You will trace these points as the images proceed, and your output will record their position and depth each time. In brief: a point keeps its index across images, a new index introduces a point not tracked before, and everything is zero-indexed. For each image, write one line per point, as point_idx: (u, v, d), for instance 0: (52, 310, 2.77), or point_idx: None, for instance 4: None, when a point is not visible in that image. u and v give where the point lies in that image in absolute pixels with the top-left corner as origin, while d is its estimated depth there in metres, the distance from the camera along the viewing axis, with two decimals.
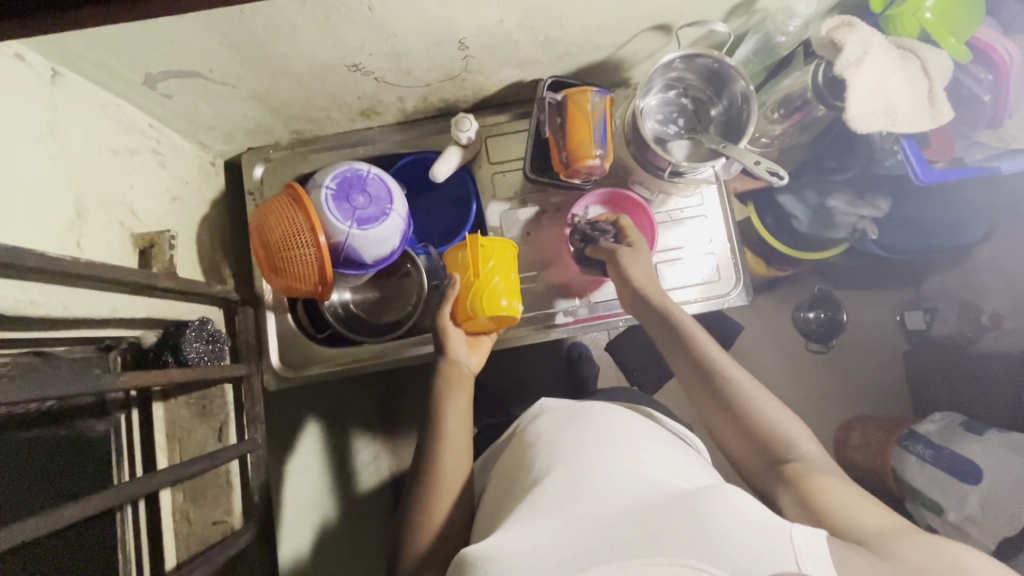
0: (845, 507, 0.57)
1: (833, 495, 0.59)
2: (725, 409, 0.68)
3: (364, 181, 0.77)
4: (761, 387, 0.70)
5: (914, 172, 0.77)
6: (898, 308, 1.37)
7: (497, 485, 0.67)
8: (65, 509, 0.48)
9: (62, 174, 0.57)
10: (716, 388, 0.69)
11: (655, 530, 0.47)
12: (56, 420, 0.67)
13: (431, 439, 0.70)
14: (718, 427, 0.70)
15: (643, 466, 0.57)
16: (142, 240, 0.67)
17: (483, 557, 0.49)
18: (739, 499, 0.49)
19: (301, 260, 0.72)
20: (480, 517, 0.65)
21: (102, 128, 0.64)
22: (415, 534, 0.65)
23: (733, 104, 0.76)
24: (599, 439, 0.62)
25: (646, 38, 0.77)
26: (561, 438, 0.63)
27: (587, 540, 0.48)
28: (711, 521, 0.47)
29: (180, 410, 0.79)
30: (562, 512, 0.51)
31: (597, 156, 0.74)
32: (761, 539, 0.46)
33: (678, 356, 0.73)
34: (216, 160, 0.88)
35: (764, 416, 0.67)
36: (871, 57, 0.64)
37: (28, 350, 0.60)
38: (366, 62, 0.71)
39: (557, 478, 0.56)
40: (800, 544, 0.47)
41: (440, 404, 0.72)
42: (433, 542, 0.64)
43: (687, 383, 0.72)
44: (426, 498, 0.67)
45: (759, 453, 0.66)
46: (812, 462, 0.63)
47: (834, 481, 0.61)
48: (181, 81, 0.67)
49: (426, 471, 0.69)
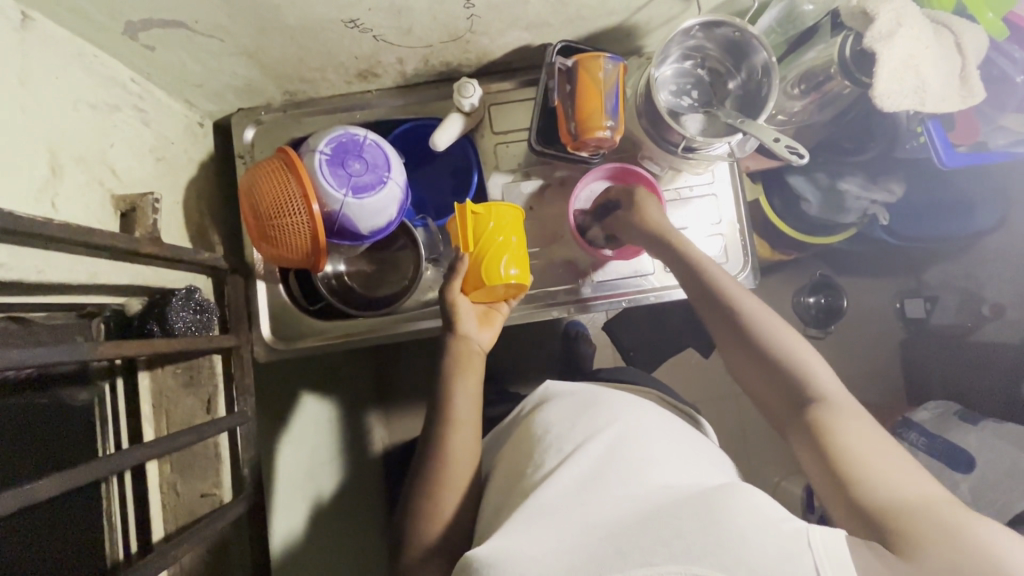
0: (867, 456, 0.54)
1: (856, 442, 0.55)
2: (752, 351, 0.67)
3: (360, 147, 0.73)
4: (790, 331, 0.67)
5: (938, 156, 0.75)
6: (898, 296, 1.36)
7: (506, 472, 0.66)
8: (46, 483, 0.45)
9: (34, 128, 0.53)
10: (742, 332, 0.68)
11: (669, 534, 0.46)
12: (35, 388, 0.64)
13: (439, 418, 0.69)
14: (744, 373, 0.69)
15: (656, 467, 0.56)
16: (124, 203, 0.63)
17: (488, 562, 0.48)
18: (754, 502, 0.49)
19: (294, 229, 0.69)
20: (487, 509, 0.64)
21: (78, 80, 0.60)
22: (423, 517, 0.64)
23: (752, 77, 0.72)
24: (610, 435, 0.60)
25: (663, 2, 0.72)
26: (570, 432, 0.62)
27: (598, 544, 0.47)
28: (727, 522, 0.46)
29: (167, 380, 0.76)
30: (572, 516, 0.51)
31: (608, 128, 0.70)
32: (783, 549, 0.44)
33: (703, 300, 0.72)
34: (204, 121, 0.84)
35: (796, 362, 0.64)
36: (904, 30, 0.60)
37: (4, 316, 0.57)
38: (364, 18, 0.66)
39: (567, 475, 0.55)
40: (818, 540, 0.45)
41: (450, 384, 0.70)
42: (443, 525, 0.63)
43: (715, 327, 0.71)
44: (435, 482, 0.65)
45: (788, 399, 0.64)
46: (842, 405, 0.60)
47: (862, 427, 0.57)
48: (164, 32, 0.62)
49: (432, 453, 0.67)
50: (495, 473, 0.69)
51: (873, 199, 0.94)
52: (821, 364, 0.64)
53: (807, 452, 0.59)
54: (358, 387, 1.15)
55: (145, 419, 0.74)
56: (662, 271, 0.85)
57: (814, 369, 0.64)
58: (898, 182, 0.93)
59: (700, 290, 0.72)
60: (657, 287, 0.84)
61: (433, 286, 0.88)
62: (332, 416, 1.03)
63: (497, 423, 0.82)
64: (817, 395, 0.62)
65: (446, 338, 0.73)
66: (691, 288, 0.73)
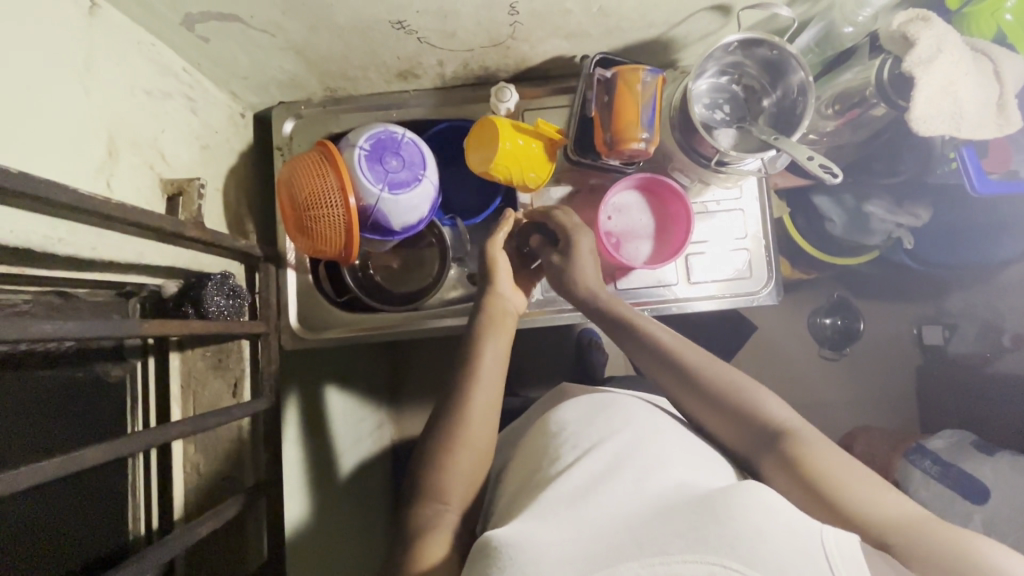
0: (848, 480, 0.56)
1: (833, 467, 0.57)
2: (702, 394, 0.67)
3: (398, 145, 0.75)
4: (728, 364, 0.69)
5: (971, 182, 0.76)
6: (916, 321, 1.35)
7: (521, 467, 0.67)
8: (88, 451, 0.47)
9: (94, 111, 0.55)
10: (691, 381, 0.68)
11: (685, 528, 0.46)
12: (72, 362, 0.67)
13: (465, 378, 0.70)
14: (697, 413, 0.68)
15: (670, 464, 0.57)
16: (171, 186, 0.65)
17: (506, 544, 0.49)
18: (767, 498, 0.49)
19: (328, 220, 0.71)
20: (501, 500, 0.65)
21: (136, 68, 0.62)
22: (437, 477, 0.65)
23: (787, 95, 0.73)
24: (630, 435, 0.62)
25: (703, 18, 0.73)
26: (586, 431, 0.63)
27: (617, 537, 0.48)
28: (742, 521, 0.46)
29: (196, 361, 0.78)
30: (587, 507, 0.52)
31: (644, 139, 0.72)
32: (797, 544, 0.45)
33: (650, 355, 0.71)
34: (247, 113, 0.86)
35: (743, 398, 0.65)
36: (944, 56, 0.61)
37: (50, 290, 0.59)
38: (411, 20, 0.68)
39: (584, 470, 0.56)
40: (831, 545, 0.45)
41: (479, 346, 0.72)
42: (457, 486, 0.64)
43: (662, 377, 0.71)
44: (453, 444, 0.66)
45: (743, 431, 0.64)
46: (799, 431, 0.61)
47: (828, 451, 0.59)
48: (220, 25, 0.65)
49: (451, 415, 0.68)
50: (510, 466, 0.70)
51: (899, 223, 0.93)
52: (763, 390, 0.66)
53: (784, 484, 0.59)
54: (374, 382, 1.17)
55: (174, 399, 0.76)
56: (686, 283, 0.85)
57: (764, 400, 0.65)
58: (924, 208, 0.93)
59: (646, 345, 0.72)
60: (681, 298, 0.85)
61: (457, 285, 0.91)
62: (348, 409, 1.04)
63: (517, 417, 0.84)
64: (774, 425, 0.62)
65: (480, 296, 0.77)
66: (636, 344, 0.72)
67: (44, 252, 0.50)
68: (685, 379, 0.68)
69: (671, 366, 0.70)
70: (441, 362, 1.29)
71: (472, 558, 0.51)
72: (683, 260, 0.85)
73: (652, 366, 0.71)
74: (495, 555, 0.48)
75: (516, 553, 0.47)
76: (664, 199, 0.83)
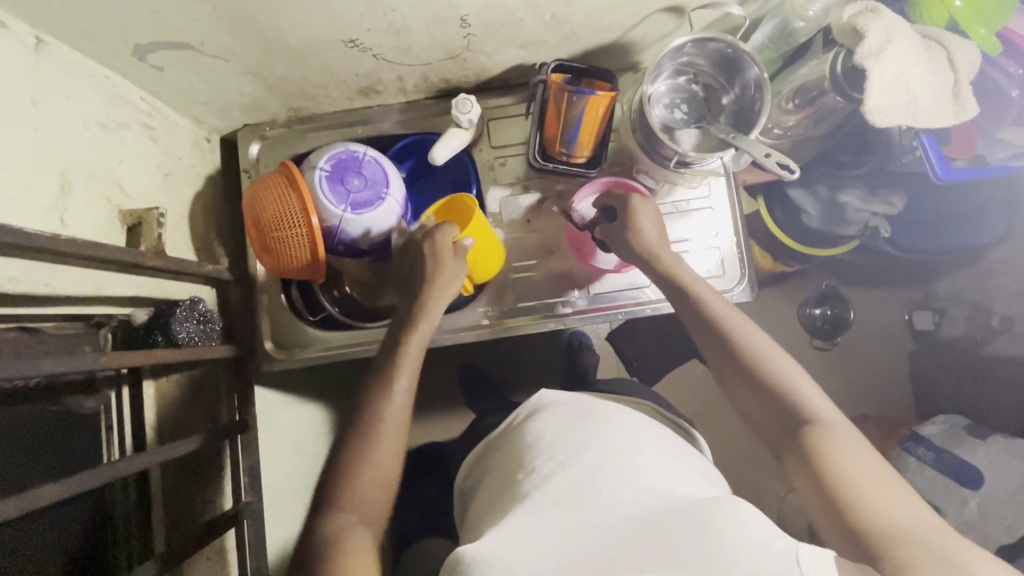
0: (862, 483, 0.54)
1: (853, 466, 0.55)
2: (741, 369, 0.66)
3: (359, 164, 0.75)
4: (769, 338, 0.67)
5: (933, 170, 0.74)
6: (906, 307, 1.34)
7: (495, 480, 0.65)
8: (42, 491, 0.47)
9: (45, 147, 0.55)
10: (734, 354, 0.66)
11: (663, 543, 0.46)
12: (45, 398, 0.67)
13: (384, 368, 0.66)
14: (733, 390, 0.67)
15: (646, 471, 0.56)
16: (131, 217, 0.66)
17: (479, 559, 0.48)
18: (749, 516, 0.48)
19: (292, 242, 0.71)
20: (473, 516, 0.64)
21: (88, 101, 0.62)
22: (353, 466, 0.61)
23: (745, 92, 0.73)
24: (604, 443, 0.59)
25: (657, 20, 0.73)
26: (564, 441, 0.60)
27: (592, 551, 0.47)
28: (717, 539, 0.45)
29: (170, 388, 0.78)
30: (568, 518, 0.50)
31: (562, 154, 0.79)
32: (771, 562, 0.44)
33: (695, 323, 0.70)
34: (211, 137, 0.86)
35: (785, 382, 0.63)
36: (894, 47, 0.61)
37: (13, 326, 0.58)
38: (363, 38, 0.68)
39: (562, 484, 0.54)
40: (807, 561, 0.45)
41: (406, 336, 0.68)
42: (374, 470, 0.61)
43: (706, 346, 0.69)
44: (369, 435, 0.62)
45: (780, 418, 0.63)
46: (832, 428, 0.59)
47: (855, 452, 0.56)
48: (172, 53, 0.65)
49: (368, 406, 0.64)
50: (485, 479, 0.68)
51: (874, 212, 0.93)
52: (807, 381, 0.64)
53: (801, 477, 0.58)
54: None
55: (149, 427, 0.76)
56: None
57: (800, 386, 0.63)
58: (900, 195, 0.92)
59: (692, 312, 0.70)
60: (655, 299, 0.84)
61: None
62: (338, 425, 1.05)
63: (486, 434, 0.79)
64: (807, 416, 0.61)
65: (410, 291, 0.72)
66: (685, 308, 0.71)
67: None
68: (727, 350, 0.67)
69: (721, 336, 0.68)
70: (428, 372, 1.29)
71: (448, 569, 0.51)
72: None
73: (700, 335, 0.70)
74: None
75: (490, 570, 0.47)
76: None
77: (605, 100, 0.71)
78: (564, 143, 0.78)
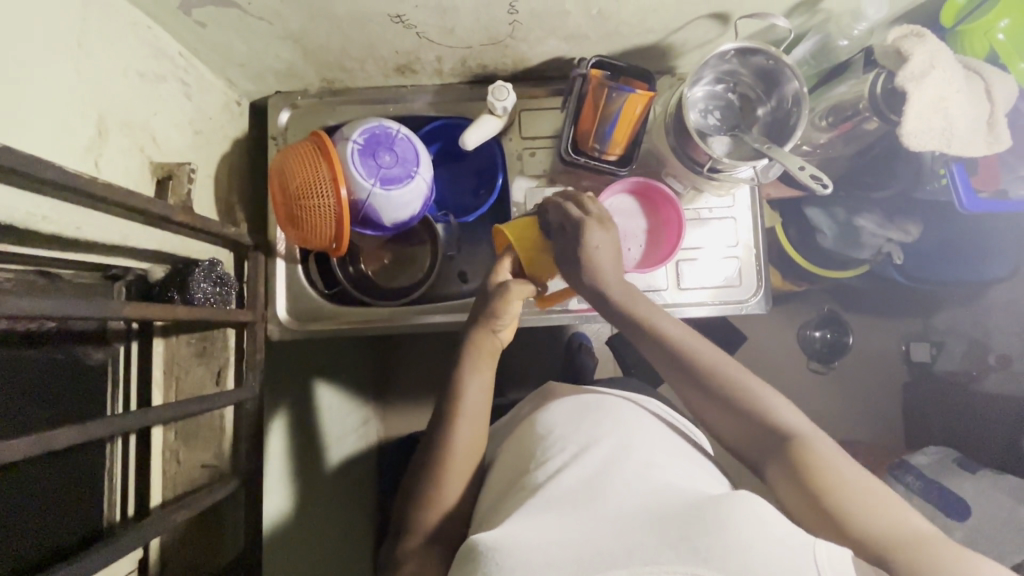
0: (848, 486, 0.54)
1: (836, 471, 0.56)
2: (710, 392, 0.65)
3: (392, 140, 0.75)
4: (725, 354, 0.67)
5: (960, 200, 0.78)
6: (904, 338, 1.35)
7: (507, 465, 0.65)
8: (63, 431, 0.46)
9: (85, 90, 0.55)
10: (697, 375, 0.65)
11: (676, 540, 0.45)
12: (54, 344, 0.66)
13: (447, 416, 0.67)
14: (702, 409, 0.66)
15: (659, 468, 0.56)
16: (161, 170, 0.65)
17: (493, 547, 0.47)
18: (759, 510, 0.47)
19: (317, 211, 0.71)
20: (487, 496, 0.64)
21: (130, 49, 0.62)
22: (424, 505, 0.63)
23: (782, 105, 0.74)
24: (615, 438, 0.60)
25: (701, 26, 0.74)
26: (574, 433, 0.61)
27: (603, 540, 0.46)
28: (732, 531, 0.44)
29: (180, 348, 0.77)
30: (579, 507, 0.50)
31: (595, 149, 0.80)
32: (787, 558, 0.43)
33: (659, 356, 0.68)
34: (241, 101, 0.86)
35: (754, 395, 0.63)
36: (937, 72, 0.63)
37: (33, 268, 0.58)
38: (410, 14, 0.68)
39: (571, 477, 0.54)
40: (824, 557, 0.44)
41: (464, 377, 0.69)
42: (454, 485, 0.64)
43: (666, 372, 0.68)
44: (442, 454, 0.65)
45: (755, 435, 0.63)
46: (808, 435, 0.60)
47: (835, 455, 0.58)
48: (217, 10, 0.64)
49: (433, 456, 0.65)
50: (498, 460, 0.68)
51: (890, 238, 0.94)
52: (773, 392, 0.64)
53: (790, 493, 0.58)
54: (358, 379, 1.16)
55: (156, 384, 0.75)
56: (676, 289, 0.85)
57: (776, 406, 0.63)
58: (915, 224, 0.94)
59: (657, 347, 0.68)
60: (669, 303, 0.85)
61: (446, 281, 0.92)
62: (334, 404, 1.04)
63: (502, 418, 0.83)
64: (789, 430, 0.61)
65: (476, 330, 0.72)
66: (643, 340, 0.69)
67: (27, 229, 0.50)
68: (691, 374, 0.66)
69: (676, 360, 0.66)
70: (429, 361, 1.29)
71: (460, 560, 0.50)
72: (673, 266, 0.85)
73: (659, 361, 0.68)
74: (485, 561, 0.46)
75: (503, 558, 0.46)
76: (656, 204, 0.84)
77: (644, 99, 0.72)
78: (598, 138, 0.78)
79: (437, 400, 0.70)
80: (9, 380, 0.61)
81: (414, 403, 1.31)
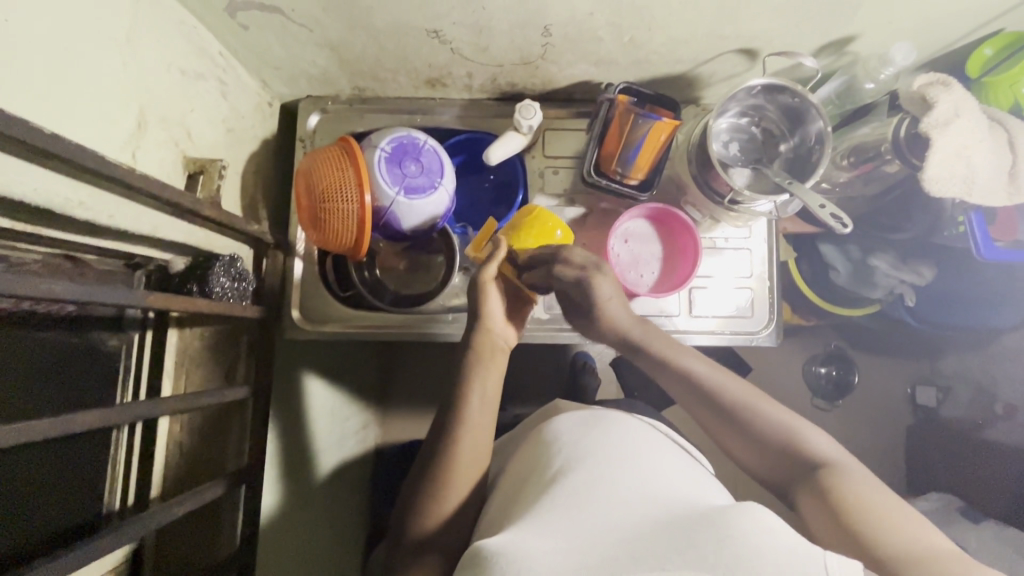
0: (879, 509, 0.54)
1: (865, 495, 0.55)
2: (738, 424, 0.65)
3: (419, 151, 0.76)
4: (750, 386, 0.67)
5: (977, 247, 0.79)
6: (910, 380, 1.33)
7: (516, 472, 0.64)
8: (79, 416, 0.46)
9: (129, 83, 0.57)
10: (719, 405, 0.66)
11: (682, 544, 0.44)
12: (72, 327, 0.67)
13: (455, 426, 0.67)
14: (730, 442, 0.67)
15: (664, 476, 0.56)
16: (193, 164, 0.67)
17: (499, 553, 0.47)
18: (769, 520, 0.47)
19: (341, 214, 0.72)
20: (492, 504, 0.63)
21: (175, 46, 0.64)
22: (425, 516, 0.62)
23: (805, 142, 0.75)
24: (621, 446, 0.59)
25: (729, 59, 0.75)
26: (580, 442, 0.61)
27: (611, 547, 0.46)
28: (739, 540, 0.44)
29: (193, 340, 0.77)
30: (583, 513, 0.50)
31: (618, 172, 0.81)
32: (796, 565, 0.43)
33: (683, 390, 0.69)
34: (274, 102, 0.88)
35: (782, 424, 0.64)
36: (961, 120, 0.64)
37: (59, 252, 0.59)
38: (446, 30, 0.70)
39: (576, 479, 0.54)
40: (835, 569, 0.43)
41: (474, 385, 0.69)
42: (456, 494, 0.64)
43: (691, 404, 0.69)
44: (446, 467, 0.64)
45: (783, 462, 0.63)
46: (837, 463, 0.60)
47: (867, 483, 0.57)
48: (261, 15, 0.66)
49: (439, 463, 0.65)
50: (503, 475, 0.67)
51: (903, 279, 0.94)
52: (804, 423, 0.65)
53: (815, 514, 0.57)
54: (360, 383, 1.16)
55: (166, 372, 0.75)
56: (688, 315, 0.85)
57: (805, 434, 0.63)
58: (930, 267, 0.94)
59: (678, 380, 0.69)
60: (681, 329, 0.85)
61: (460, 293, 0.88)
62: (336, 405, 1.03)
63: (508, 434, 0.84)
64: (816, 459, 0.61)
65: (472, 332, 0.73)
66: (665, 374, 0.69)
67: (63, 214, 0.51)
68: (716, 406, 0.66)
69: (702, 393, 0.67)
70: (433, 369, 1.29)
71: (465, 564, 0.49)
72: (687, 293, 0.85)
73: (683, 395, 0.69)
74: (491, 566, 0.46)
75: (509, 563, 0.45)
76: (672, 231, 0.85)
77: (669, 128, 0.73)
78: (621, 163, 0.80)
79: (445, 409, 0.71)
80: (25, 361, 0.62)
81: (414, 411, 1.30)
